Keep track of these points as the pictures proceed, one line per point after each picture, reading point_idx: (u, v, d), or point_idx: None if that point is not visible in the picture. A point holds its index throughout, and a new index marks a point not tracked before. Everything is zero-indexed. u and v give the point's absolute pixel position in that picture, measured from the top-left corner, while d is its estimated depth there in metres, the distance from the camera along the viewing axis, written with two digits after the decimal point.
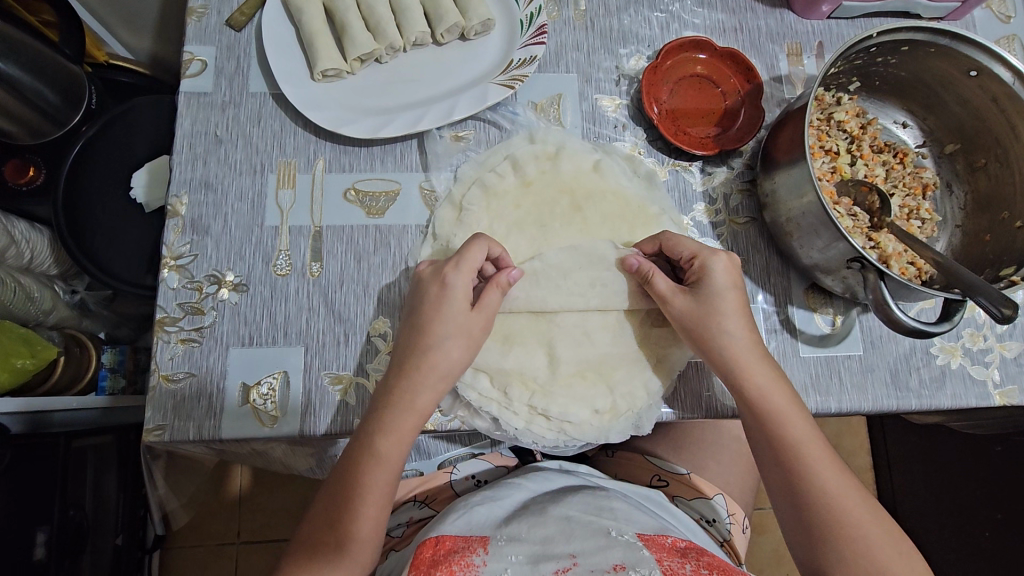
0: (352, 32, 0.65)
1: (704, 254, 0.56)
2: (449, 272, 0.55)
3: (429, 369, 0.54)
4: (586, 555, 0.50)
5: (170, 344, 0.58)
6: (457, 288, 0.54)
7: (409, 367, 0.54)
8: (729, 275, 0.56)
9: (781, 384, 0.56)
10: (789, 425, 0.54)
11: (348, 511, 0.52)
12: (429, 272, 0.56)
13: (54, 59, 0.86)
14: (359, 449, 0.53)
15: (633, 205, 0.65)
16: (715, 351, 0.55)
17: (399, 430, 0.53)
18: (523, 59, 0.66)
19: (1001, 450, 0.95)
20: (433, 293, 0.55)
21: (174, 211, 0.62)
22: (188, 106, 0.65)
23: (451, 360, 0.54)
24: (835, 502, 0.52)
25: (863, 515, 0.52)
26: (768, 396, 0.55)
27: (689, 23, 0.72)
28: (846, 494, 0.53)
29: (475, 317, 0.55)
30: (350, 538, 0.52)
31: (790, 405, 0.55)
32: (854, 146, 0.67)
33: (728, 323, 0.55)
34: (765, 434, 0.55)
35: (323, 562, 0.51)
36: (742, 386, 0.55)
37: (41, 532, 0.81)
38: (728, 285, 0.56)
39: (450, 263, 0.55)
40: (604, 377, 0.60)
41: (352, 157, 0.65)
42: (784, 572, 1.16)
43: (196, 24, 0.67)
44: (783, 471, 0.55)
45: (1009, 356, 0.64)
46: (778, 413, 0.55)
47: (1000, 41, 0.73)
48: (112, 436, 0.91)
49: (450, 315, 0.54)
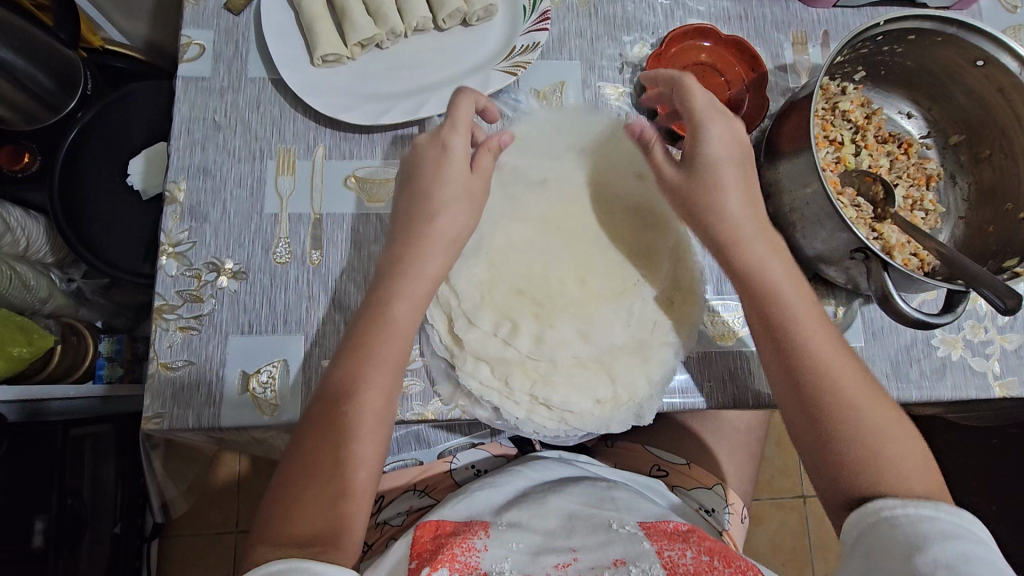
0: (352, 16, 0.64)
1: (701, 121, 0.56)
2: (451, 133, 0.56)
3: (439, 230, 0.56)
4: (586, 551, 0.51)
5: (168, 331, 0.57)
6: (459, 150, 0.56)
7: (423, 221, 0.56)
8: (725, 144, 0.56)
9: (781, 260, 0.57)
10: (788, 303, 0.55)
11: (324, 424, 0.51)
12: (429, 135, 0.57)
13: (47, 42, 0.84)
14: (376, 305, 0.54)
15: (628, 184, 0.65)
16: (709, 216, 0.57)
17: (413, 287, 0.54)
18: (526, 45, 0.65)
19: (998, 442, 0.96)
20: (438, 152, 0.56)
21: (173, 198, 0.61)
22: (187, 91, 0.64)
23: (455, 214, 0.56)
24: (838, 389, 0.52)
25: (857, 389, 0.53)
26: (777, 276, 0.56)
27: (694, 11, 0.71)
28: (851, 376, 0.53)
29: (475, 177, 0.57)
30: (349, 437, 0.51)
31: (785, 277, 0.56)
32: (858, 137, 0.67)
33: (726, 200, 0.56)
34: (767, 335, 0.56)
35: (303, 503, 0.49)
36: (750, 266, 0.56)
37: (38, 520, 0.80)
38: (723, 158, 0.56)
39: (451, 127, 0.57)
40: (582, 276, 0.60)
41: (352, 144, 0.64)
42: (780, 560, 1.17)
43: (193, 7, 0.66)
44: (789, 382, 0.54)
45: (1010, 348, 0.64)
46: (777, 292, 0.55)
47: (1007, 30, 0.73)
48: (109, 424, 0.90)
49: (450, 168, 0.56)
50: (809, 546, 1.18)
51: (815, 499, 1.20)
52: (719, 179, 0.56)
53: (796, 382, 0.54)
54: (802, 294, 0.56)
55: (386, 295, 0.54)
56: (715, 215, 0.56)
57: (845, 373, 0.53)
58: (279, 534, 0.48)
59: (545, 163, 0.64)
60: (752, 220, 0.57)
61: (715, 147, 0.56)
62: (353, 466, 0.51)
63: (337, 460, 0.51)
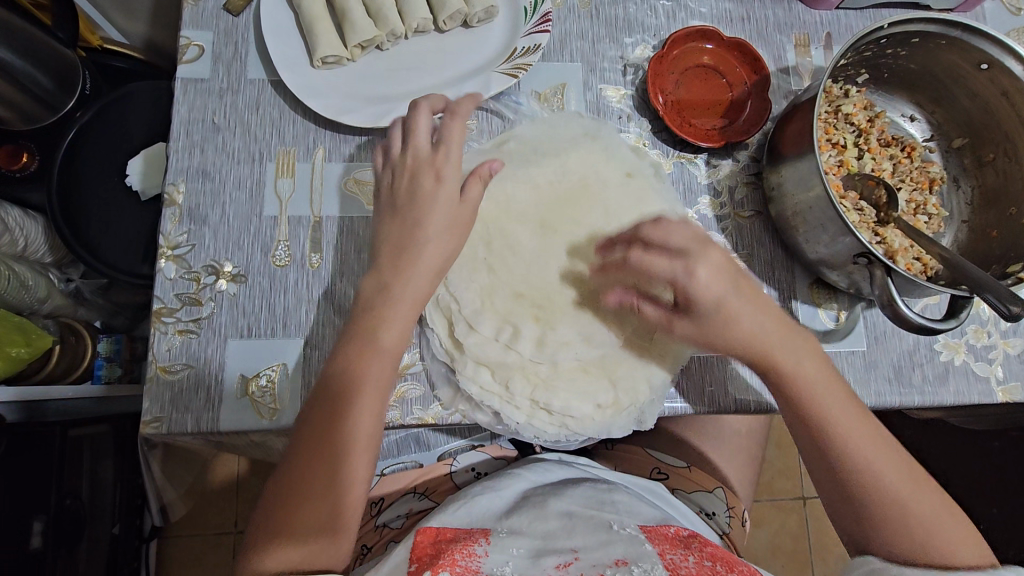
0: (352, 17, 0.63)
1: (681, 279, 0.52)
2: (443, 162, 0.57)
3: (426, 260, 0.56)
4: (588, 550, 0.50)
5: (167, 335, 0.57)
6: (451, 178, 0.57)
7: (408, 249, 0.55)
8: (717, 282, 0.53)
9: (816, 359, 0.56)
10: (823, 403, 0.55)
11: (320, 431, 0.52)
12: (422, 161, 0.57)
13: (46, 42, 0.84)
14: (365, 328, 0.54)
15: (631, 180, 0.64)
16: (727, 338, 0.55)
17: (405, 309, 0.55)
18: (527, 47, 0.64)
19: (999, 445, 0.96)
20: (427, 183, 0.57)
21: (172, 200, 0.61)
22: (185, 92, 0.63)
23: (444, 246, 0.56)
24: (867, 467, 0.54)
25: (883, 461, 0.54)
26: (813, 377, 0.55)
27: (696, 12, 0.71)
28: (879, 455, 0.54)
29: (464, 209, 0.58)
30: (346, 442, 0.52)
31: (821, 375, 0.55)
32: (861, 140, 0.66)
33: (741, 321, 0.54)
34: (806, 429, 0.56)
35: (299, 506, 0.50)
36: (783, 379, 0.55)
37: (37, 521, 0.80)
38: (723, 293, 0.53)
39: (443, 159, 0.57)
40: (580, 275, 0.61)
41: (352, 146, 0.64)
42: (780, 563, 1.17)
43: (192, 8, 0.66)
44: (828, 471, 0.56)
45: (1013, 353, 0.64)
46: (814, 394, 0.55)
47: (1011, 33, 0.72)
48: (108, 424, 0.90)
49: (438, 197, 0.57)
50: (809, 547, 1.18)
51: (815, 501, 1.20)
52: (734, 312, 0.54)
53: (833, 470, 0.56)
54: (833, 383, 0.55)
55: (376, 318, 0.54)
56: (734, 343, 0.55)
57: (874, 453, 0.54)
58: (277, 535, 0.50)
59: (546, 166, 0.64)
60: (777, 330, 0.55)
61: (711, 287, 0.52)
62: (350, 484, 0.52)
63: (331, 463, 0.51)
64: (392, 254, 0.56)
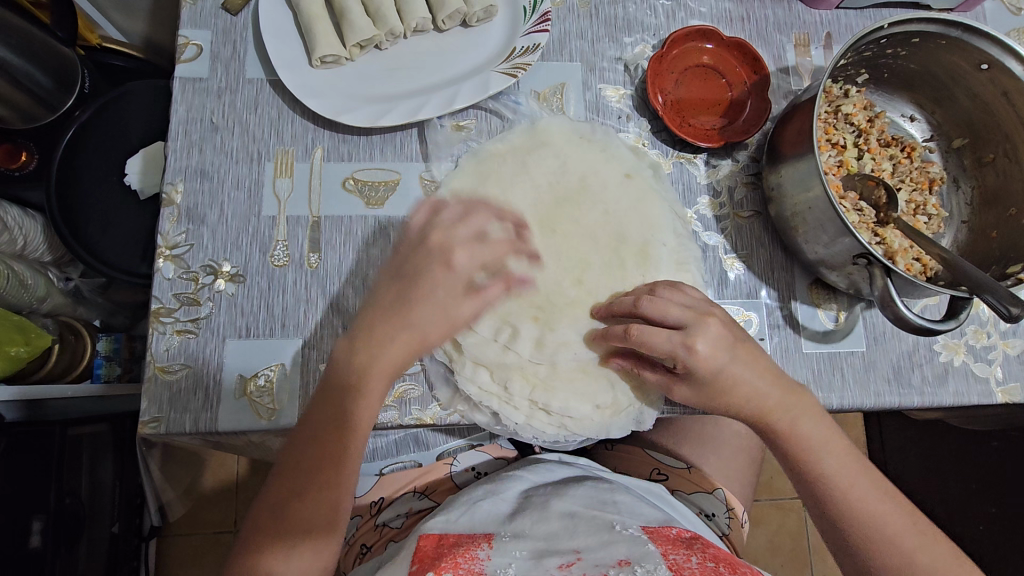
0: (351, 16, 0.63)
1: (681, 356, 0.52)
2: (457, 253, 0.55)
3: (408, 337, 0.54)
4: (590, 551, 0.50)
5: (166, 335, 0.57)
6: (462, 270, 0.55)
7: (403, 326, 0.54)
8: (721, 347, 0.53)
9: (812, 416, 0.55)
10: (821, 458, 0.55)
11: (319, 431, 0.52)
12: (436, 244, 0.55)
13: (44, 39, 0.84)
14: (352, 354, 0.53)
15: (630, 180, 0.64)
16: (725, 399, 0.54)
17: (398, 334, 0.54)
18: (526, 47, 0.64)
19: (997, 445, 0.95)
20: (436, 271, 0.54)
21: (170, 200, 0.61)
22: (184, 92, 0.63)
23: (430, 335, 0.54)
24: (855, 502, 0.54)
25: (885, 509, 0.54)
26: (810, 436, 0.55)
27: (696, 12, 0.70)
28: (881, 505, 0.54)
29: (465, 305, 0.55)
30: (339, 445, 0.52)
31: (818, 428, 0.55)
32: (861, 140, 0.66)
33: (740, 386, 0.54)
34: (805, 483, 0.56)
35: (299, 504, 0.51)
36: (785, 439, 0.55)
37: (36, 520, 0.80)
38: (722, 364, 0.53)
39: (455, 244, 0.55)
40: (580, 275, 0.61)
41: (351, 146, 0.64)
42: (779, 561, 1.17)
43: (190, 7, 0.65)
44: (831, 523, 0.55)
45: (1012, 353, 0.64)
46: (811, 450, 0.55)
47: (1011, 33, 0.72)
48: (107, 423, 0.90)
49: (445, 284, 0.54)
50: (808, 547, 1.18)
51: None
52: (737, 378, 0.54)
53: (823, 501, 0.55)
54: (832, 439, 0.55)
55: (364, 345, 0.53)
56: (734, 405, 0.55)
57: (873, 499, 0.54)
58: (278, 534, 0.51)
59: (545, 168, 0.64)
60: (778, 391, 0.55)
61: (710, 361, 0.53)
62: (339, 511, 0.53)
63: (323, 461, 0.52)
64: (369, 332, 0.54)
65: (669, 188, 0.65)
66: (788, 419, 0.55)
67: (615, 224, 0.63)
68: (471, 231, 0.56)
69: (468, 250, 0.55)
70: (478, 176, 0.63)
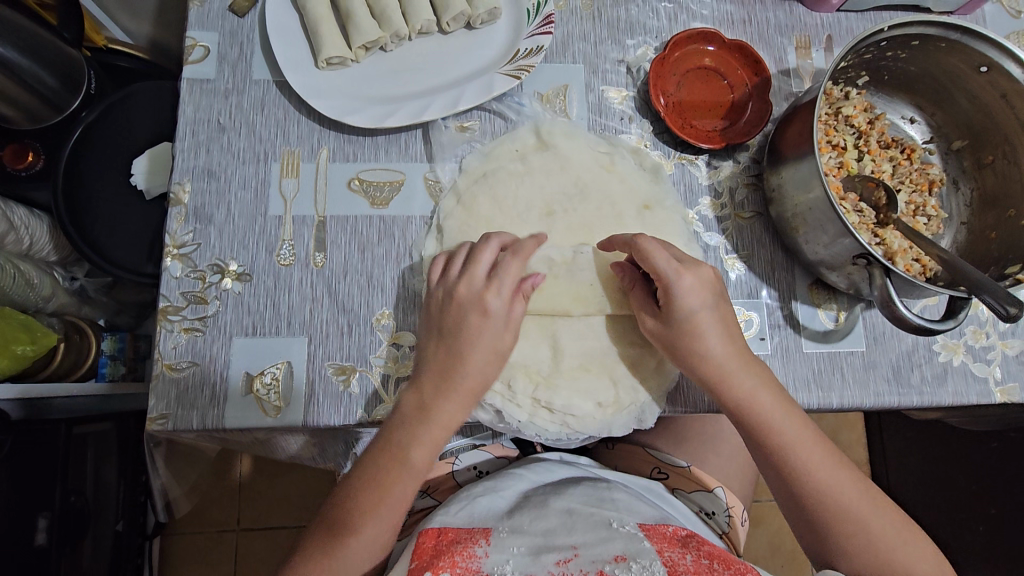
0: (357, 19, 0.64)
1: (670, 276, 0.53)
2: (490, 296, 0.55)
3: (458, 374, 0.54)
4: (588, 546, 0.51)
5: (173, 332, 0.58)
6: (497, 313, 0.55)
7: (451, 378, 0.54)
8: (698, 294, 0.54)
9: (789, 408, 0.55)
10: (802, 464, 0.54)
11: (356, 482, 0.54)
12: (463, 291, 0.55)
13: (54, 42, 0.86)
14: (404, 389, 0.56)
15: (633, 186, 0.65)
16: (695, 371, 0.55)
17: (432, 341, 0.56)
18: (530, 49, 0.65)
19: (997, 446, 0.95)
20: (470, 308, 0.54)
21: (177, 200, 0.61)
22: (191, 93, 0.64)
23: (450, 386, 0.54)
24: (864, 535, 0.52)
25: (866, 507, 0.53)
26: (783, 429, 0.54)
27: (697, 14, 0.71)
28: (860, 499, 0.53)
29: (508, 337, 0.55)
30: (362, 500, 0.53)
31: (782, 412, 0.54)
32: (861, 142, 0.67)
33: (733, 371, 0.54)
34: (781, 477, 0.55)
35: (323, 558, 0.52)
36: (763, 434, 0.55)
37: (42, 517, 0.81)
38: (698, 307, 0.54)
39: (480, 284, 0.55)
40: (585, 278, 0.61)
41: (356, 146, 0.65)
42: (779, 561, 1.18)
43: (198, 9, 0.66)
44: (809, 521, 0.54)
45: (1010, 354, 0.64)
46: (787, 445, 0.54)
47: (1011, 36, 0.73)
48: (112, 422, 0.91)
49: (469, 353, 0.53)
50: None
51: None
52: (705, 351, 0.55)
53: (818, 526, 0.54)
54: (812, 438, 0.55)
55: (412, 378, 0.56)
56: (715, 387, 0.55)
57: (849, 492, 0.53)
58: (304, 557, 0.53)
59: (548, 169, 0.65)
60: (750, 375, 0.55)
61: (689, 298, 0.54)
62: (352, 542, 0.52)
63: (349, 511, 0.53)
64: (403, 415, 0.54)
65: (669, 188, 0.65)
66: (782, 433, 0.54)
67: (617, 225, 0.64)
68: (493, 277, 0.56)
69: (496, 291, 0.55)
70: (481, 176, 0.64)
